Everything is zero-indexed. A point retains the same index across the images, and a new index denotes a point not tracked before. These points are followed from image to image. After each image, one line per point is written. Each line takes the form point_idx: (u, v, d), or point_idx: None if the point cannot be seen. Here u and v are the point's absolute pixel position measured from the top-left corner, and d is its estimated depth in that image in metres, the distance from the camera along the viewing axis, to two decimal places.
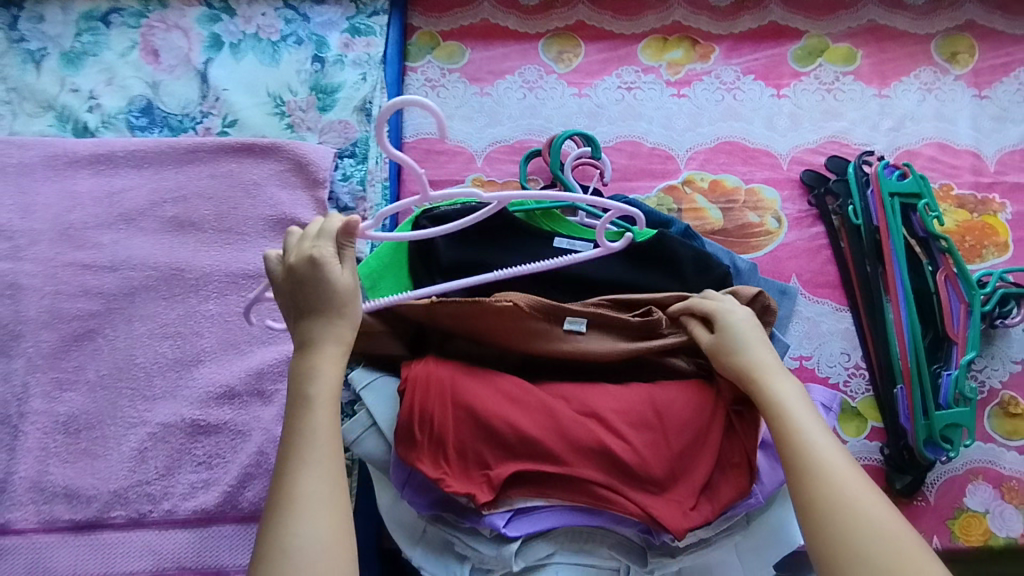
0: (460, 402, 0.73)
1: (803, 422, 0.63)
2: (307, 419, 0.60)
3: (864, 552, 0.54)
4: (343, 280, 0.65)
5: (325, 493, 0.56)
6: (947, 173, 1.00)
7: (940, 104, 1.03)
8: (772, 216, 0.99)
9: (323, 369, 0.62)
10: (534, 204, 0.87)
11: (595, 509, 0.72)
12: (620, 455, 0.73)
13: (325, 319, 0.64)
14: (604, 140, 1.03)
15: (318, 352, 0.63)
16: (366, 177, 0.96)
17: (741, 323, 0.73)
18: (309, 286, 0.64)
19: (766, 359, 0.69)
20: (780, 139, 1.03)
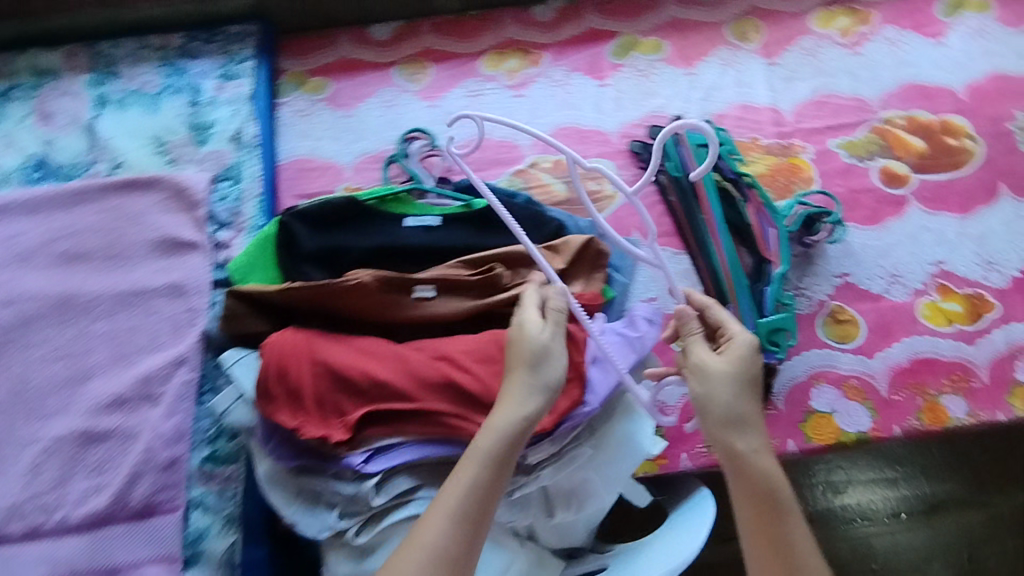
0: (317, 359, 0.81)
1: (787, 525, 0.69)
2: (470, 469, 0.68)
3: None
4: (547, 348, 0.75)
5: (445, 551, 0.64)
6: (753, 128, 1.16)
7: (739, 74, 1.20)
8: (610, 182, 1.13)
9: (508, 420, 0.70)
10: (386, 191, 0.99)
11: (449, 438, 0.79)
12: (469, 387, 0.80)
13: (524, 379, 0.73)
14: (455, 141, 1.17)
15: (495, 418, 0.71)
16: (241, 195, 1.08)
17: (747, 370, 0.74)
18: (515, 350, 0.75)
19: (757, 435, 0.73)
20: (608, 120, 1.18)
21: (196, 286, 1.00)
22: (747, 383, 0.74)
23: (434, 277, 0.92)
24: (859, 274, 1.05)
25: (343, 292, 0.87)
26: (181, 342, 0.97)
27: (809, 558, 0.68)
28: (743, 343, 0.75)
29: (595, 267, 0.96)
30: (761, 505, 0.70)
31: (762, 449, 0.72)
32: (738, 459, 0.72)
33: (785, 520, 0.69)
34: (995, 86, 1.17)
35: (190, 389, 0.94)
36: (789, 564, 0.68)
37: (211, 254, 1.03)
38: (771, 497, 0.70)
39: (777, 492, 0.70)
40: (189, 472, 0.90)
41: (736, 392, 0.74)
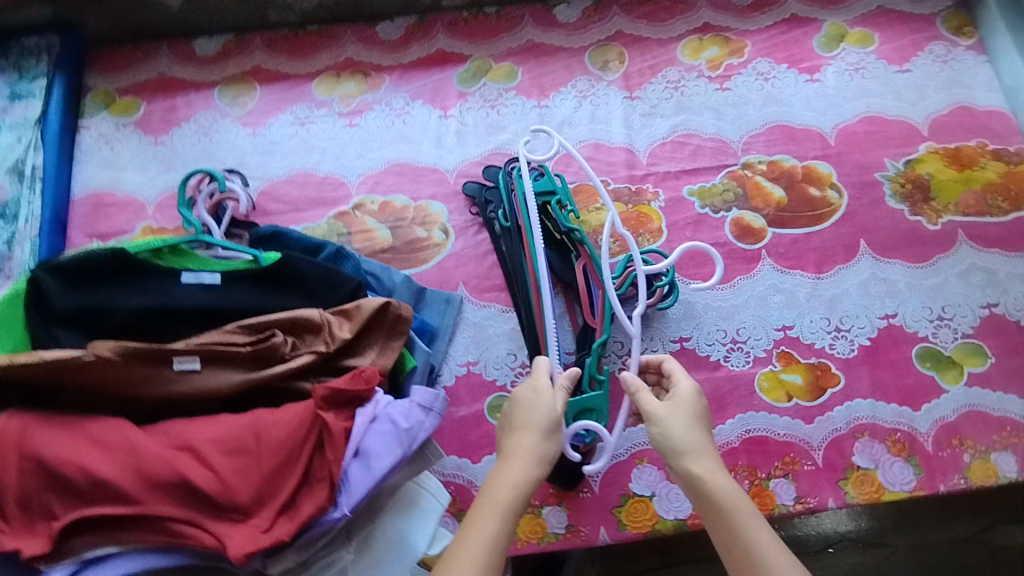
0: (27, 452, 0.71)
1: (745, 531, 0.64)
2: (480, 520, 0.64)
3: None
4: (557, 413, 0.74)
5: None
6: (603, 170, 1.06)
7: (594, 108, 1.10)
8: (439, 229, 1.02)
9: (506, 481, 0.67)
10: (161, 243, 0.88)
11: (174, 546, 0.70)
12: (200, 487, 0.71)
13: (530, 441, 0.71)
14: (276, 176, 1.06)
15: (511, 466, 0.69)
16: (13, 236, 0.96)
17: (692, 407, 0.74)
18: (523, 409, 0.74)
19: (707, 455, 0.70)
20: (446, 156, 1.07)
21: None
22: (692, 417, 0.73)
23: (198, 346, 0.81)
24: (699, 338, 0.96)
25: (78, 370, 0.77)
26: None
27: (782, 565, 0.61)
28: (684, 387, 0.75)
29: (391, 334, 0.86)
30: (723, 526, 0.65)
31: (708, 468, 0.69)
32: (694, 488, 0.68)
33: (742, 534, 0.64)
34: (866, 130, 1.09)
35: None
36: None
37: None
38: (726, 510, 0.65)
39: (733, 506, 0.65)
40: None
41: (690, 425, 0.72)
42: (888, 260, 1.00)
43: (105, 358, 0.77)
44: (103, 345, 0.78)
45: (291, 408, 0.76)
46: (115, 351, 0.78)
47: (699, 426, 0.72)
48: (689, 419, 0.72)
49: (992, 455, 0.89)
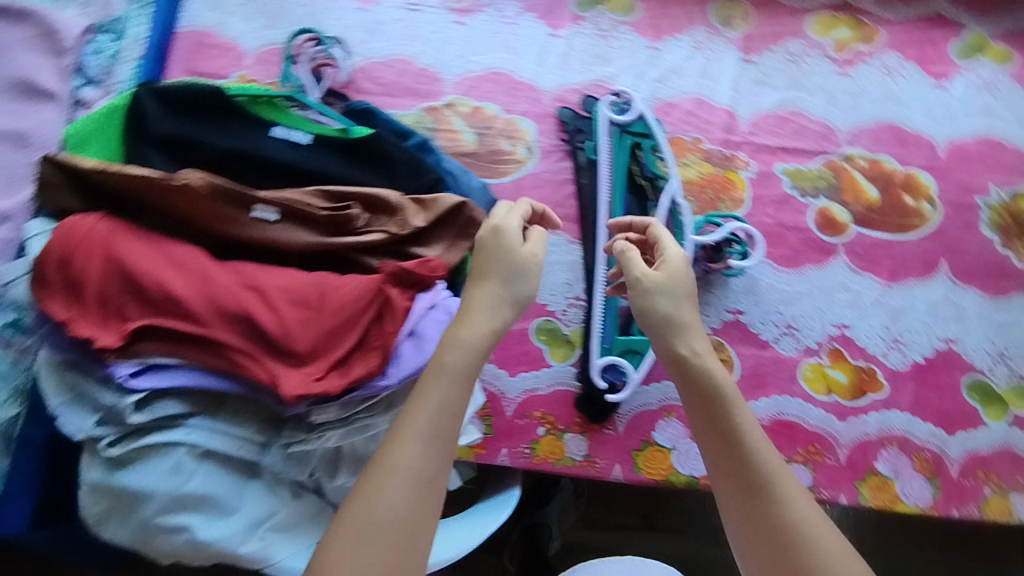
0: (113, 254, 0.74)
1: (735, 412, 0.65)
2: (429, 389, 0.63)
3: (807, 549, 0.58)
4: (534, 262, 0.71)
5: (420, 473, 0.60)
6: (700, 127, 1.03)
7: (707, 63, 1.06)
8: (524, 147, 1.01)
9: (454, 348, 0.65)
10: (260, 91, 0.89)
11: (230, 374, 0.74)
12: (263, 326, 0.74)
13: (494, 288, 0.70)
14: (375, 55, 1.04)
15: (475, 319, 0.68)
16: (118, 53, 0.97)
17: (685, 283, 0.72)
18: (502, 260, 0.71)
19: (699, 337, 0.70)
20: (547, 76, 1.05)
21: (42, 141, 0.92)
22: (686, 291, 0.72)
23: (281, 199, 0.83)
24: (755, 315, 0.95)
25: (166, 191, 0.79)
26: (12, 196, 0.90)
27: (767, 450, 0.63)
28: (674, 255, 0.73)
29: (462, 234, 0.87)
30: (711, 409, 0.66)
31: (709, 351, 0.69)
32: (685, 368, 0.68)
33: (733, 419, 0.65)
34: (980, 152, 1.04)
35: (7, 249, 0.88)
36: (743, 457, 0.63)
37: (66, 109, 0.93)
38: (720, 393, 0.66)
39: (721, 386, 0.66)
40: None
41: (677, 300, 0.71)
42: (963, 286, 0.98)
43: (193, 186, 0.79)
44: (196, 175, 0.80)
45: (359, 277, 0.79)
46: (205, 183, 0.80)
47: (688, 301, 0.72)
48: (679, 293, 0.71)
49: (1011, 495, 0.89)
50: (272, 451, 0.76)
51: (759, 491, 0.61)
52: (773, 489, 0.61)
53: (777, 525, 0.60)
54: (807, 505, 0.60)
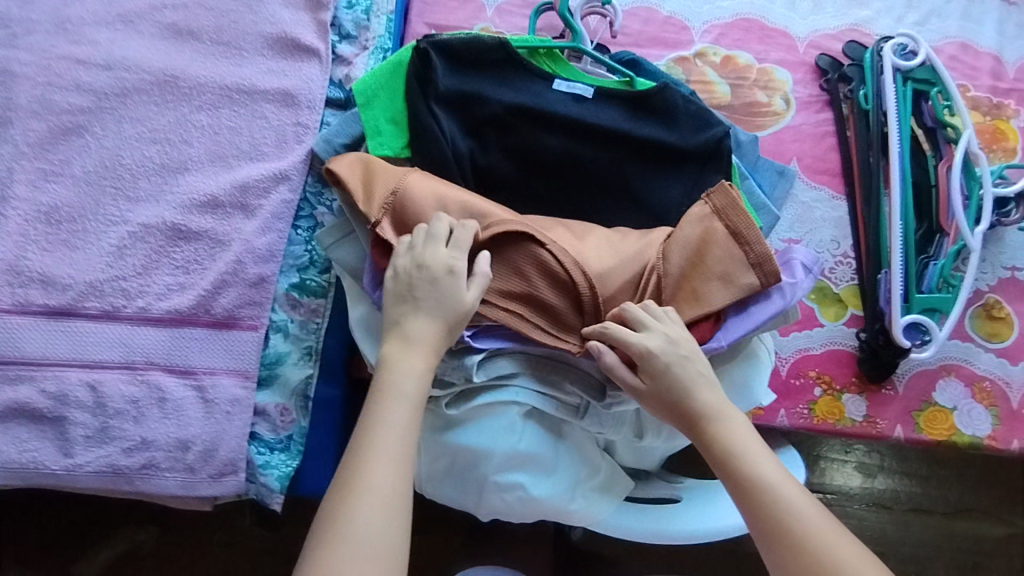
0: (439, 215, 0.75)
1: (734, 434, 0.67)
2: (386, 413, 0.65)
3: (807, 547, 0.60)
4: (464, 304, 0.70)
5: (389, 494, 0.61)
6: (966, 74, 0.98)
7: (968, 3, 1.00)
8: (781, 97, 0.97)
9: (407, 374, 0.67)
10: (539, 43, 0.86)
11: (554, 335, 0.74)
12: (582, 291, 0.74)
13: (435, 325, 0.69)
14: (618, 3, 1.00)
15: (414, 347, 0.68)
16: (371, 7, 0.94)
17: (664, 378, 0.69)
18: (427, 291, 0.70)
19: (714, 396, 0.69)
20: (799, 22, 1.00)
21: (308, 100, 0.90)
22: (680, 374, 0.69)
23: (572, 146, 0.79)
24: None
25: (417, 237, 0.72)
26: (286, 157, 0.89)
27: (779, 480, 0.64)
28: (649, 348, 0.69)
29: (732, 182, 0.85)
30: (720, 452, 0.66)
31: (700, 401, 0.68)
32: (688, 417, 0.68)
33: (734, 451, 0.66)
34: None
35: (288, 211, 0.87)
36: (747, 477, 0.64)
37: (329, 68, 0.92)
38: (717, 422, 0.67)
39: (718, 413, 0.68)
40: (276, 295, 0.86)
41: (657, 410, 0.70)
42: None
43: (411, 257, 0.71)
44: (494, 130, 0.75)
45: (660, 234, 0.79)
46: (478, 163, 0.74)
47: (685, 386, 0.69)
48: (665, 387, 0.69)
49: None
50: (589, 413, 0.76)
51: (762, 498, 0.63)
52: (779, 518, 0.62)
53: (768, 529, 0.62)
54: (815, 512, 0.62)
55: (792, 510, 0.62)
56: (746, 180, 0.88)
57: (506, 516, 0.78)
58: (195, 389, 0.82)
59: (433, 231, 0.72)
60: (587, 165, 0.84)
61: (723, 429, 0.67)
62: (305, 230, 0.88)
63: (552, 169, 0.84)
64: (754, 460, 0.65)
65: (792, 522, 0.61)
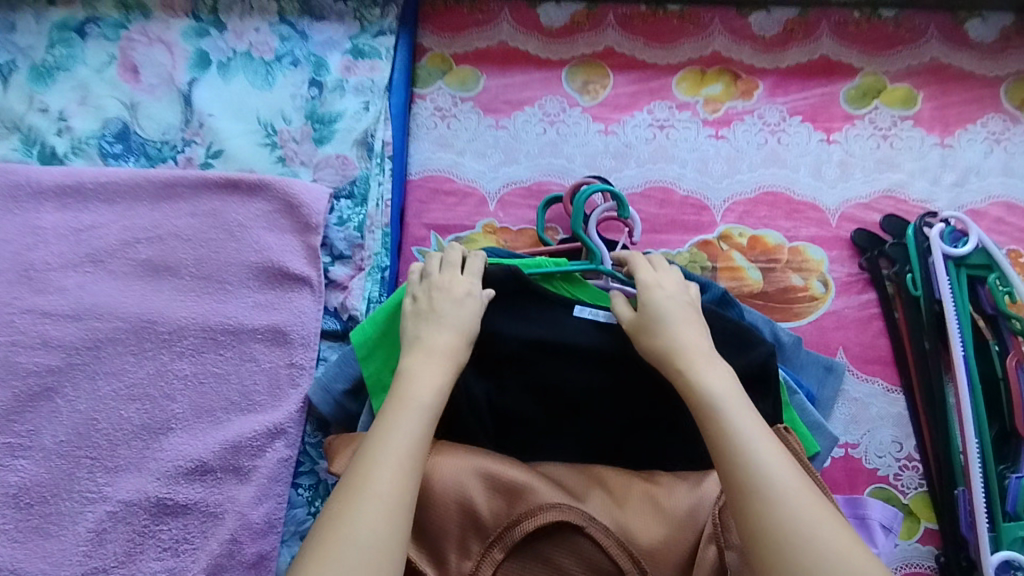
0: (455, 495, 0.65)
1: (729, 413, 0.59)
2: (399, 414, 0.60)
3: (803, 553, 0.50)
4: (477, 314, 0.71)
5: (396, 495, 0.54)
6: (1016, 237, 0.90)
7: (1009, 157, 0.92)
8: (818, 280, 0.89)
9: (426, 382, 0.63)
10: (554, 266, 0.78)
11: None
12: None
13: (451, 332, 0.69)
14: (630, 185, 0.92)
15: (430, 364, 0.66)
16: (364, 222, 0.86)
17: (670, 307, 0.69)
18: (442, 302, 0.71)
19: (697, 344, 0.66)
20: (828, 191, 0.92)
21: (302, 337, 0.82)
22: (664, 310, 0.69)
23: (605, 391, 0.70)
24: None
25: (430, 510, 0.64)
26: (280, 405, 0.80)
27: (751, 429, 0.57)
28: (647, 282, 0.72)
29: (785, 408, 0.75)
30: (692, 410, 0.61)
31: (673, 339, 0.66)
32: (662, 355, 0.66)
33: (725, 428, 0.58)
34: None
35: (286, 470, 0.78)
36: (733, 462, 0.56)
37: (322, 296, 0.83)
38: (710, 404, 0.60)
39: (714, 395, 0.60)
40: (278, 571, 0.77)
41: (657, 326, 0.68)
42: None
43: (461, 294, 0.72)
44: None
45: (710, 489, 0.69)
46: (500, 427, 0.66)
47: (679, 322, 0.68)
48: (660, 321, 0.68)
49: None
50: None
51: (751, 496, 0.53)
52: (764, 510, 0.52)
53: (753, 533, 0.52)
54: (804, 504, 0.52)
55: (785, 508, 0.52)
56: (795, 393, 0.80)
57: None
58: None
59: (449, 255, 0.76)
60: (620, 402, 0.74)
61: (712, 414, 0.59)
62: (306, 488, 0.80)
63: (582, 408, 0.74)
64: (749, 443, 0.56)
65: (783, 521, 0.51)
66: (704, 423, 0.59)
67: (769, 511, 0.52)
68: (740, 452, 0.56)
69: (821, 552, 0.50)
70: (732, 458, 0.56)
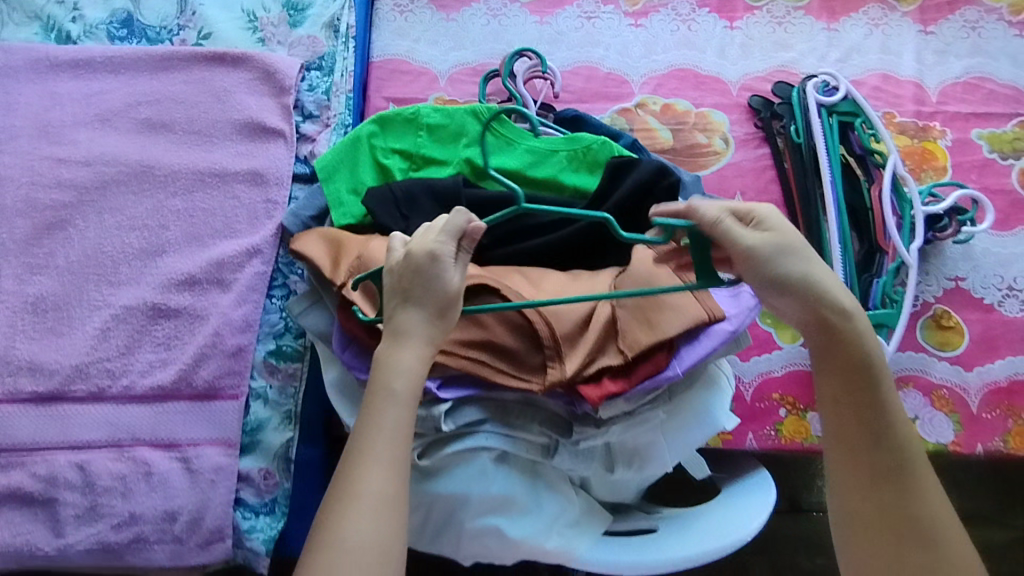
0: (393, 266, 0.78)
1: (882, 391, 0.68)
2: (381, 413, 0.66)
3: (928, 527, 0.65)
4: (450, 287, 0.68)
5: (384, 493, 0.64)
6: (890, 102, 1.04)
7: (886, 38, 1.08)
8: (720, 137, 1.04)
9: (399, 369, 0.67)
10: (488, 110, 0.93)
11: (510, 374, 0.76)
12: (539, 328, 0.76)
13: (421, 314, 0.68)
14: (561, 65, 1.08)
15: (404, 347, 0.68)
16: (331, 87, 1.02)
17: (809, 260, 0.69)
18: (418, 279, 0.68)
19: (850, 306, 0.69)
20: (730, 67, 1.07)
21: (276, 177, 0.96)
22: (822, 271, 0.70)
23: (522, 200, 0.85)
24: (974, 280, 0.97)
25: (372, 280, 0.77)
26: (258, 232, 0.94)
27: (898, 414, 0.68)
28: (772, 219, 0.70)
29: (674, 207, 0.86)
30: (858, 384, 0.68)
31: (856, 311, 0.69)
32: (838, 325, 0.68)
33: (879, 403, 0.67)
34: None
35: (262, 282, 0.92)
36: (883, 437, 0.67)
37: (294, 146, 0.99)
38: (871, 375, 0.68)
39: (870, 364, 0.68)
40: (254, 362, 0.90)
41: (810, 285, 0.69)
42: None
43: (438, 260, 0.68)
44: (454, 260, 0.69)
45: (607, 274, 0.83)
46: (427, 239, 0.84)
47: (836, 283, 0.70)
48: (806, 272, 0.69)
49: None
50: (559, 451, 0.79)
51: (892, 467, 0.66)
52: (905, 486, 0.66)
53: (892, 499, 0.65)
54: (932, 486, 0.66)
55: (921, 487, 0.66)
56: None
57: (487, 558, 0.80)
58: (180, 460, 0.86)
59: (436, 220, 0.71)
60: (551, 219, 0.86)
61: (870, 386, 0.68)
62: (279, 298, 0.93)
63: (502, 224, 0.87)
64: (897, 425, 0.67)
65: (918, 498, 0.65)
66: (858, 391, 0.68)
67: (912, 487, 0.65)
68: (890, 430, 0.67)
69: (950, 535, 0.65)
70: (888, 434, 0.67)
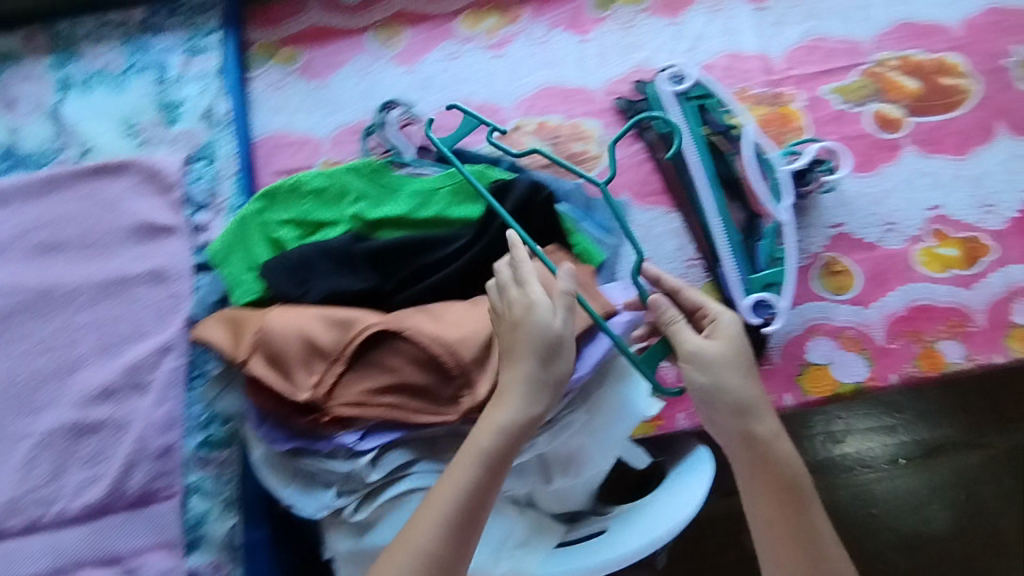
0: (293, 332, 0.79)
1: (807, 511, 0.75)
2: (455, 468, 0.71)
3: None
4: (553, 330, 0.74)
5: (435, 549, 0.68)
6: (741, 78, 1.12)
7: (726, 22, 1.16)
8: (596, 142, 1.09)
9: (483, 431, 0.72)
10: (366, 165, 0.96)
11: (426, 410, 0.78)
12: (444, 361, 0.78)
13: (524, 368, 0.73)
14: (435, 107, 1.13)
15: (495, 408, 0.73)
16: (216, 175, 1.05)
17: (744, 371, 0.77)
18: (523, 329, 0.74)
19: (772, 424, 0.76)
20: (592, 77, 1.14)
21: (176, 271, 0.98)
22: (751, 393, 0.77)
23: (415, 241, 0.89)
24: (854, 223, 1.03)
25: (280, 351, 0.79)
26: (167, 328, 0.95)
27: (825, 529, 0.75)
28: (728, 327, 0.78)
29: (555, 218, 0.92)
30: (790, 504, 0.74)
31: (782, 435, 0.76)
32: (764, 450, 0.75)
33: (805, 523, 0.74)
34: (992, 21, 1.10)
35: (179, 377, 0.93)
36: (809, 552, 0.73)
37: (190, 237, 1.00)
38: (798, 495, 0.75)
39: (794, 485, 0.75)
40: (184, 459, 0.90)
41: (747, 397, 0.76)
42: None
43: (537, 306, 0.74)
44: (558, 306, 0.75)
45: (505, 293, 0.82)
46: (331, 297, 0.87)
47: (764, 403, 0.77)
48: (742, 390, 0.76)
49: None
50: None
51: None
52: None
53: None
54: None
55: None
56: (580, 223, 0.94)
57: None
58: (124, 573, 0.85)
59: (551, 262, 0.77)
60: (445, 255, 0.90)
61: (795, 505, 0.75)
62: (198, 388, 0.93)
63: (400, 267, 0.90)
64: (821, 537, 0.74)
65: None
66: (783, 508, 0.74)
67: None
68: (815, 541, 0.74)
69: None
70: (814, 545, 0.74)
